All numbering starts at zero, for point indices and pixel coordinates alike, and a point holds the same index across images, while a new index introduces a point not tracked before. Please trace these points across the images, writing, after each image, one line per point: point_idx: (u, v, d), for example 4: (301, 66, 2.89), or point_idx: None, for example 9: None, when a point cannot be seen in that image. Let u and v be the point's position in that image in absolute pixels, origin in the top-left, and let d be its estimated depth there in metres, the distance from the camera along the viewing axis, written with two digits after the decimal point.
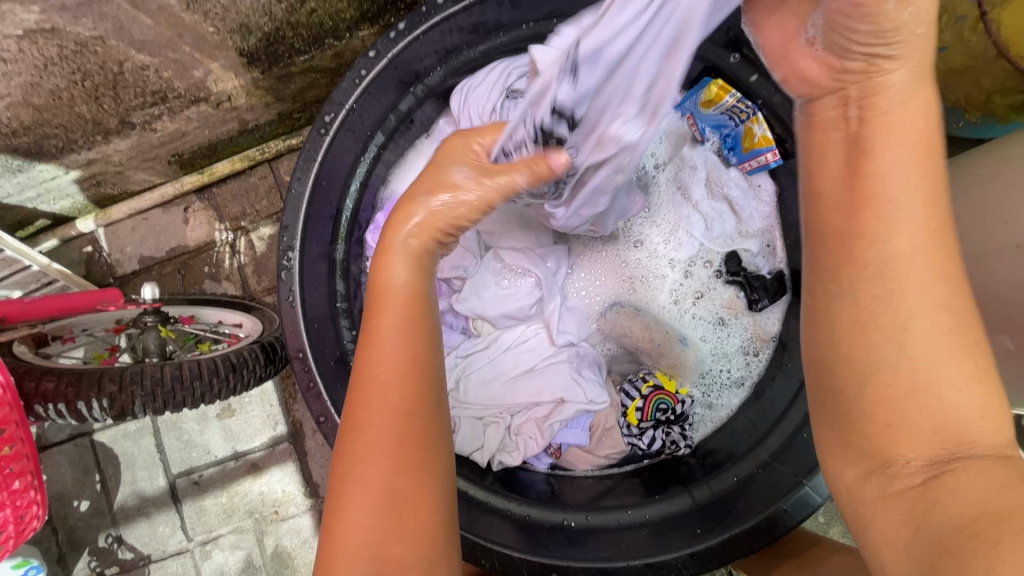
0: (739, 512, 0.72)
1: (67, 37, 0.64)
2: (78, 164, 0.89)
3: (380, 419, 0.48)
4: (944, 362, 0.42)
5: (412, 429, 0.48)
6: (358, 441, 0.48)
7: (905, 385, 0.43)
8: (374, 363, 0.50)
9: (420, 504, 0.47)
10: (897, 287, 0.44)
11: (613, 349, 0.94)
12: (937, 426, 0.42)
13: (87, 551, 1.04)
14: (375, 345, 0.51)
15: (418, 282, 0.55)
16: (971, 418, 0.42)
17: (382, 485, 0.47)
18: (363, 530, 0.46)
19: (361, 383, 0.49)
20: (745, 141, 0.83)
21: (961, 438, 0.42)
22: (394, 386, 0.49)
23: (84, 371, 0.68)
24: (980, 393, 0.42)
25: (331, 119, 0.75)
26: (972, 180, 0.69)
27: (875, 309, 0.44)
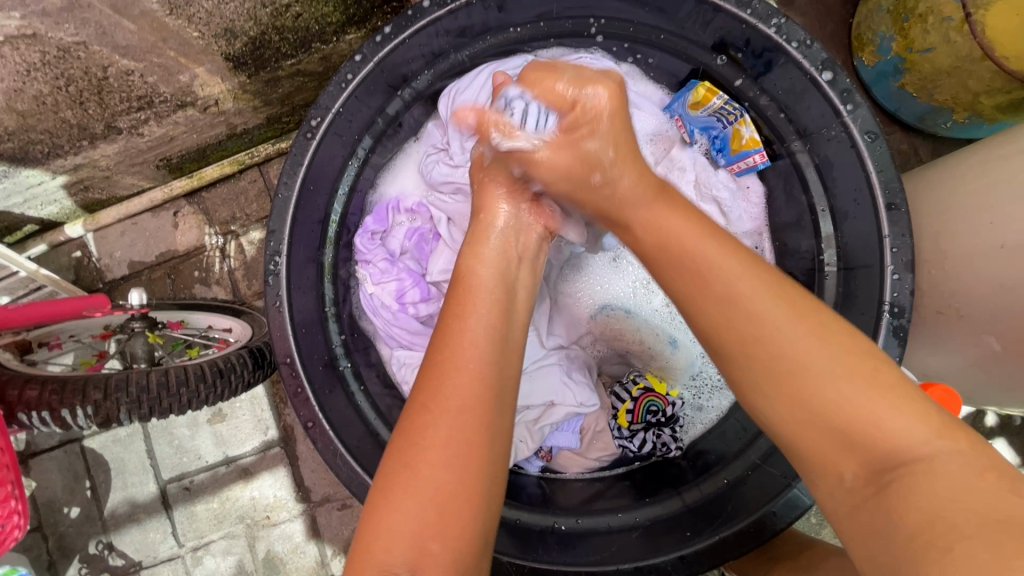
0: (730, 514, 0.72)
1: (49, 42, 0.63)
2: (65, 169, 0.88)
3: (442, 406, 0.50)
4: (850, 388, 0.45)
5: (474, 420, 0.50)
6: (415, 427, 0.50)
7: (797, 375, 0.46)
8: (456, 357, 0.53)
9: (466, 498, 0.47)
10: (702, 274, 0.52)
11: (603, 352, 0.94)
12: (835, 422, 0.45)
13: (78, 557, 1.03)
14: (452, 340, 0.54)
15: (500, 281, 0.61)
16: (880, 418, 0.43)
17: (433, 469, 0.47)
18: (410, 517, 0.46)
19: (433, 373, 0.52)
20: (733, 143, 0.82)
21: (886, 447, 0.43)
22: (464, 376, 0.52)
23: (69, 378, 0.67)
24: (887, 399, 0.44)
25: (316, 124, 0.75)
26: (957, 181, 0.69)
27: (740, 300, 0.50)
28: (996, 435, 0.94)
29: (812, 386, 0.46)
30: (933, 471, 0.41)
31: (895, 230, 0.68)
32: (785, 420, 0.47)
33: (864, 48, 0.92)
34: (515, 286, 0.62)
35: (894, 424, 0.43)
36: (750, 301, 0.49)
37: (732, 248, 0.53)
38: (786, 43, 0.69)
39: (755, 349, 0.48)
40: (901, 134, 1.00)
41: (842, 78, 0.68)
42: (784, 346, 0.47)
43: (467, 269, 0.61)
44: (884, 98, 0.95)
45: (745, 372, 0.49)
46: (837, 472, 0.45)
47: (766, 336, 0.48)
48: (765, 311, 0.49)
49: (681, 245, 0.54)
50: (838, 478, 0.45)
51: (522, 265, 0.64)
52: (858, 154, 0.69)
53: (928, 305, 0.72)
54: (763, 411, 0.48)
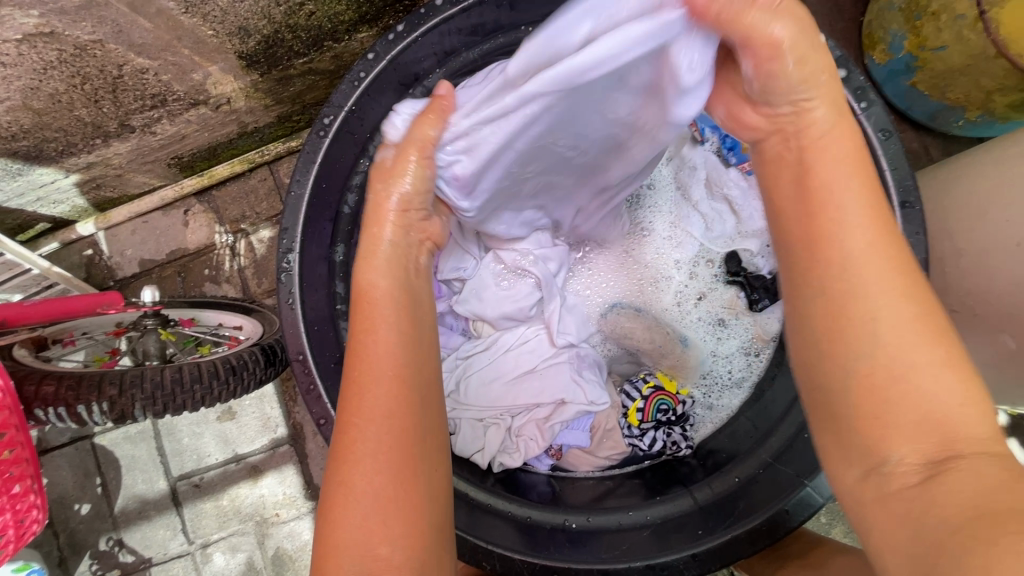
0: (742, 513, 0.72)
1: (66, 40, 0.64)
2: (78, 167, 0.89)
3: (364, 422, 0.50)
4: (953, 386, 0.42)
5: (398, 426, 0.50)
6: (343, 441, 0.50)
7: (886, 346, 0.43)
8: (359, 369, 0.53)
9: (409, 502, 0.49)
10: (835, 234, 0.46)
11: (614, 350, 0.94)
12: (907, 398, 0.42)
13: (89, 554, 1.04)
14: (361, 350, 0.53)
15: (396, 287, 0.58)
16: (963, 418, 0.41)
17: (370, 483, 0.49)
18: (351, 529, 0.48)
19: (349, 390, 0.52)
20: (744, 141, 0.83)
21: (955, 432, 0.41)
22: (379, 385, 0.51)
23: (84, 374, 0.68)
24: (968, 395, 0.41)
25: (329, 122, 0.75)
26: (973, 179, 0.68)
27: (855, 261, 0.45)
28: (1008, 435, 0.94)
29: (902, 356, 0.43)
30: (977, 467, 0.39)
31: (909, 228, 0.68)
32: (860, 376, 0.44)
33: (876, 46, 0.92)
34: (408, 283, 0.60)
35: (967, 420, 0.41)
36: (867, 275, 0.45)
37: (882, 213, 0.47)
38: None
39: (848, 319, 0.44)
40: (912, 133, 0.99)
41: (857, 75, 0.67)
42: (885, 328, 0.43)
43: (366, 283, 0.58)
44: (895, 97, 0.94)
45: (827, 336, 0.46)
46: (886, 457, 0.43)
47: (867, 289, 0.44)
48: (876, 286, 0.44)
49: (828, 199, 0.48)
50: (882, 461, 0.43)
51: (419, 276, 0.62)
52: (873, 151, 0.68)
53: (942, 303, 0.71)
54: (842, 365, 0.45)
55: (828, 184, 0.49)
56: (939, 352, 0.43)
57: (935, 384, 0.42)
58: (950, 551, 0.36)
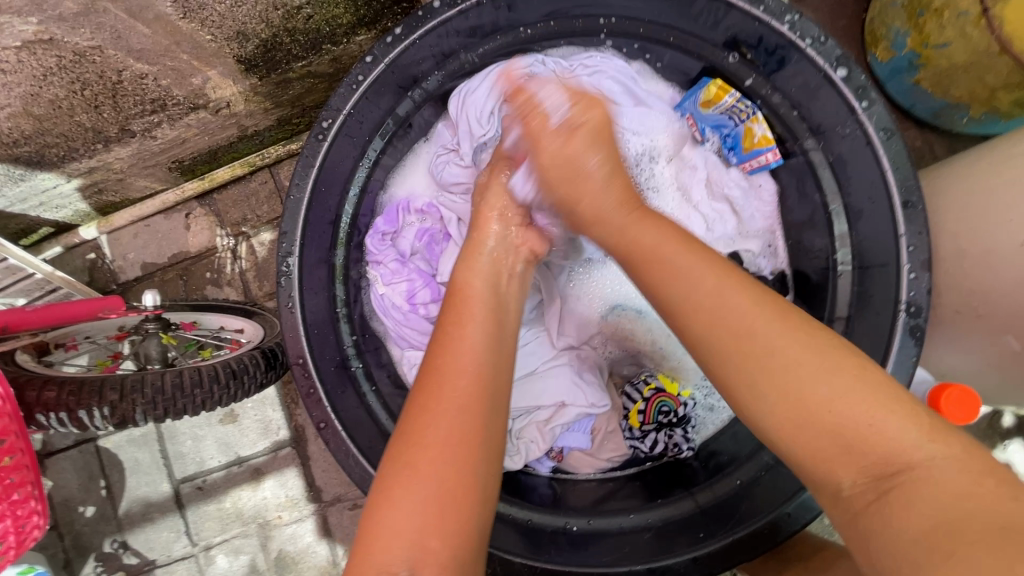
0: (744, 516, 0.72)
1: (65, 47, 0.64)
2: (80, 172, 0.89)
3: (441, 408, 0.51)
4: (881, 411, 0.45)
5: (471, 418, 0.51)
6: (416, 425, 0.51)
7: (794, 390, 0.47)
8: (443, 358, 0.55)
9: (465, 498, 0.48)
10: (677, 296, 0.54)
11: (615, 352, 0.93)
12: (834, 424, 0.46)
13: (93, 556, 1.04)
14: (451, 342, 0.56)
15: (494, 294, 0.64)
16: (892, 430, 0.45)
17: (434, 467, 0.49)
18: (409, 515, 0.47)
19: (431, 377, 0.54)
20: (745, 141, 0.82)
21: (885, 450, 0.44)
22: (464, 377, 0.53)
23: (85, 379, 0.68)
24: (875, 400, 0.45)
25: (328, 125, 0.75)
26: (976, 178, 0.68)
27: (733, 325, 0.50)
28: (1013, 436, 0.93)
29: (804, 395, 0.47)
30: (933, 476, 0.42)
31: (911, 228, 0.67)
32: (783, 432, 0.48)
33: (878, 43, 0.91)
34: (505, 297, 0.65)
35: (889, 427, 0.45)
36: (749, 320, 0.50)
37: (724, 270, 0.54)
38: (799, 39, 0.68)
39: (757, 374, 0.48)
40: (915, 131, 0.98)
41: (858, 74, 0.67)
42: (788, 364, 0.48)
43: (462, 281, 0.65)
44: (898, 94, 0.93)
45: (745, 389, 0.49)
46: (837, 482, 0.46)
47: (762, 360, 0.48)
48: (759, 326, 0.50)
49: (663, 261, 0.57)
50: (837, 487, 0.47)
51: (512, 281, 0.68)
52: (874, 151, 0.68)
53: (945, 304, 0.71)
54: (753, 411, 0.49)
55: (659, 246, 0.58)
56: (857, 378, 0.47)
57: (860, 411, 0.45)
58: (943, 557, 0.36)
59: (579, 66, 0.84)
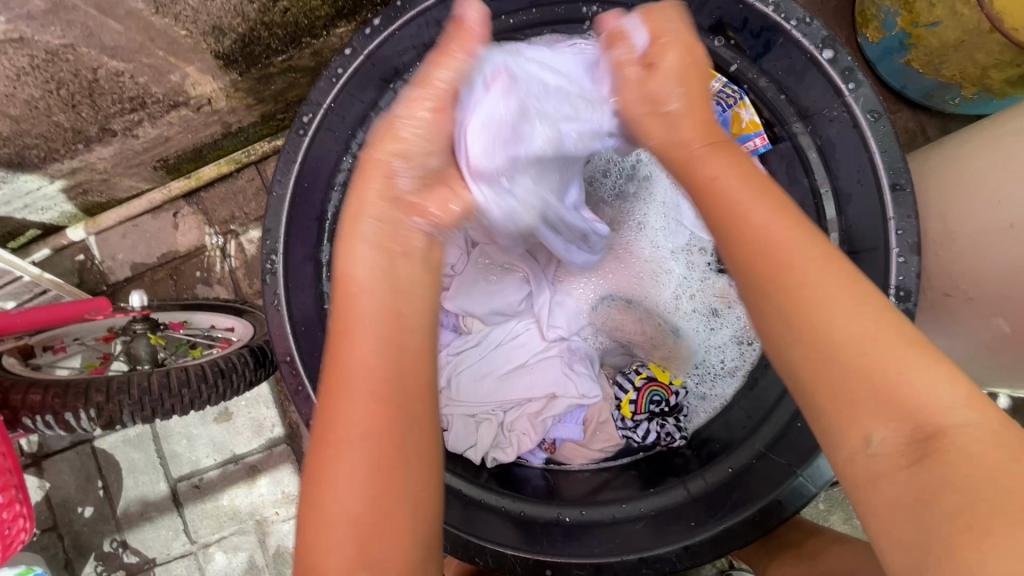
0: (736, 502, 0.71)
1: (37, 46, 0.63)
2: (62, 173, 0.89)
3: (347, 413, 0.46)
4: (950, 391, 0.40)
5: (386, 425, 0.46)
6: (324, 439, 0.46)
7: (815, 320, 0.43)
8: (344, 358, 0.48)
9: (394, 509, 0.45)
10: (746, 225, 0.48)
11: (605, 342, 0.93)
12: (855, 370, 0.42)
13: (93, 556, 1.05)
14: (344, 338, 0.48)
15: (386, 262, 0.50)
16: (941, 400, 0.40)
17: (352, 481, 0.45)
18: (339, 532, 0.45)
19: (334, 382, 0.47)
20: (733, 126, 0.78)
21: (929, 417, 0.39)
22: (362, 384, 0.46)
23: (70, 382, 0.68)
24: (950, 381, 0.40)
25: (309, 119, 0.74)
26: (965, 158, 0.67)
27: (777, 246, 0.46)
28: (1007, 418, 0.92)
29: (827, 330, 0.43)
30: (971, 451, 0.38)
31: (900, 212, 0.66)
32: (811, 380, 0.44)
33: (869, 23, 0.89)
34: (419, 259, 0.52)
35: (921, 384, 0.40)
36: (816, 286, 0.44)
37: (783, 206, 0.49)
38: (784, 21, 0.67)
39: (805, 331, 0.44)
40: (907, 113, 0.97)
41: (844, 56, 0.65)
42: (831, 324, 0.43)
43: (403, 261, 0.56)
44: (889, 75, 0.92)
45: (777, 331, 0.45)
46: (867, 436, 0.41)
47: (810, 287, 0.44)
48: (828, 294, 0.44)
49: (718, 202, 0.50)
50: (864, 441, 0.41)
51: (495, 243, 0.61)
52: (862, 135, 0.67)
53: (934, 288, 0.70)
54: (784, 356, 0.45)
55: (720, 178, 0.51)
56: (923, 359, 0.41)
57: (931, 387, 0.40)
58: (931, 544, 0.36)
59: None
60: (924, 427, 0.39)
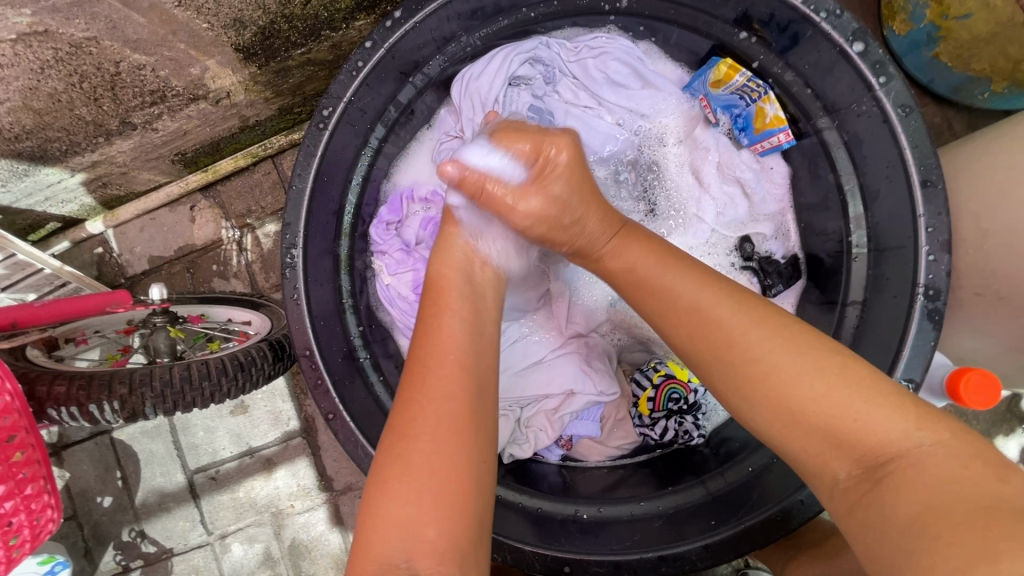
0: (756, 503, 0.71)
1: (61, 38, 0.63)
2: (83, 167, 0.89)
3: (430, 399, 0.52)
4: (891, 416, 0.46)
5: (459, 411, 0.51)
6: (406, 419, 0.51)
7: (773, 383, 0.50)
8: (426, 352, 0.55)
9: (456, 490, 0.48)
10: (711, 324, 0.54)
11: (623, 339, 0.93)
12: (815, 424, 0.48)
13: (112, 545, 1.06)
14: (432, 333, 0.57)
15: (469, 281, 0.63)
16: (877, 423, 0.46)
17: (424, 458, 0.49)
18: (402, 506, 0.47)
19: (415, 372, 0.54)
20: (756, 121, 0.80)
21: (871, 442, 0.46)
22: (448, 373, 0.53)
23: (94, 374, 0.68)
24: (899, 410, 0.46)
25: (328, 114, 0.73)
26: (1000, 154, 0.65)
27: (728, 335, 0.53)
28: None
29: (792, 387, 0.49)
30: (919, 464, 0.44)
31: (930, 208, 0.65)
32: (769, 423, 0.50)
33: (895, 16, 0.87)
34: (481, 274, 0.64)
35: (876, 420, 0.46)
36: (776, 366, 0.50)
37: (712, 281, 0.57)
38: (813, 13, 0.65)
39: (754, 390, 0.51)
40: (933, 108, 0.95)
41: (875, 48, 0.64)
42: (788, 387, 0.49)
43: (437, 273, 0.63)
44: (916, 70, 0.89)
45: (722, 382, 0.53)
46: (834, 473, 0.48)
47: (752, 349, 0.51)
48: (759, 348, 0.51)
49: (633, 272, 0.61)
50: (833, 478, 0.48)
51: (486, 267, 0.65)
52: (892, 129, 0.65)
53: (964, 287, 0.69)
54: (748, 414, 0.52)
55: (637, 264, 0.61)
56: (867, 392, 0.47)
57: (878, 419, 0.46)
58: (915, 547, 0.40)
59: (585, 49, 0.84)
60: (873, 454, 0.46)
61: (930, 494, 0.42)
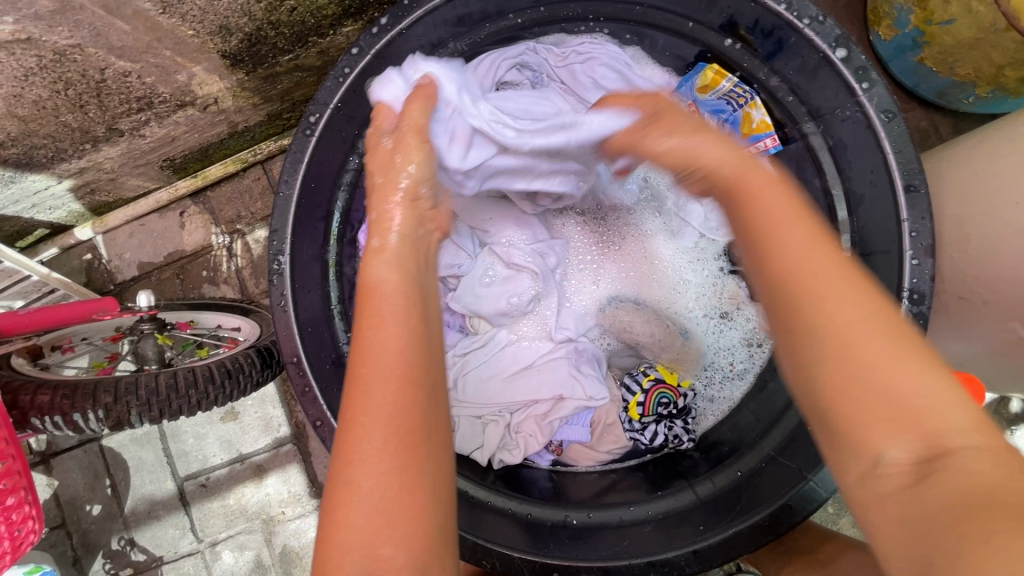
0: (744, 507, 0.71)
1: (45, 46, 0.63)
2: (70, 173, 0.89)
3: (372, 413, 0.45)
4: (955, 415, 0.39)
5: (405, 422, 0.45)
6: (347, 439, 0.45)
7: (839, 339, 0.41)
8: (363, 360, 0.47)
9: (411, 507, 0.44)
10: (795, 272, 0.42)
11: (613, 344, 0.93)
12: (875, 386, 0.39)
13: (101, 554, 1.06)
14: (368, 338, 0.48)
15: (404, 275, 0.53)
16: (939, 413, 0.39)
17: (370, 481, 0.44)
18: (354, 528, 0.43)
19: (356, 379, 0.47)
20: (744, 126, 0.79)
21: (936, 429, 0.38)
22: (390, 381, 0.46)
23: (79, 383, 0.68)
24: (972, 417, 0.39)
25: (315, 120, 0.73)
26: (982, 159, 0.66)
27: (809, 271, 0.42)
28: (1020, 422, 0.91)
29: (861, 354, 0.40)
30: (973, 466, 0.36)
31: (913, 213, 0.65)
32: (831, 389, 0.41)
33: (881, 21, 0.88)
34: (421, 261, 0.55)
35: (940, 405, 0.39)
36: (846, 319, 0.41)
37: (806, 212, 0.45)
38: (797, 19, 0.65)
39: (815, 337, 0.41)
40: (919, 112, 0.96)
41: (858, 55, 0.64)
42: (860, 352, 0.40)
43: (372, 271, 0.53)
44: (902, 74, 0.91)
45: (782, 314, 0.43)
46: (878, 455, 0.39)
47: (825, 293, 0.42)
48: (833, 293, 0.42)
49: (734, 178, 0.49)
50: (874, 462, 0.39)
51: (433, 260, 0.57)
52: (875, 135, 0.66)
53: (949, 291, 0.69)
54: (810, 381, 0.42)
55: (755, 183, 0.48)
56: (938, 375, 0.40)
57: (939, 406, 0.39)
58: (947, 548, 0.34)
59: (573, 54, 0.83)
60: (930, 442, 0.38)
61: (985, 497, 0.34)
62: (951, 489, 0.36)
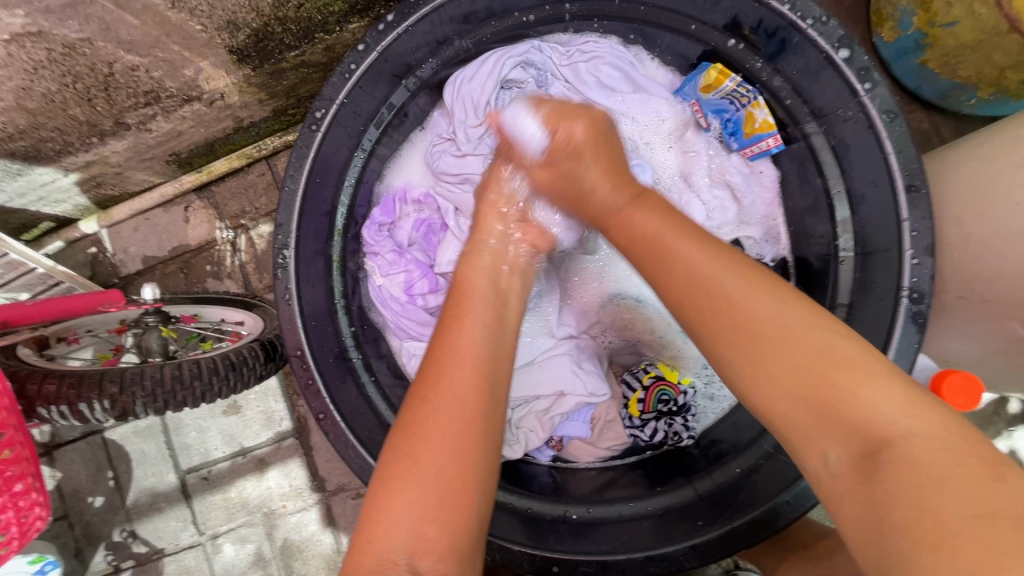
0: (743, 503, 0.71)
1: (54, 39, 0.63)
2: (77, 166, 0.89)
3: (442, 398, 0.52)
4: (898, 407, 0.44)
5: (474, 410, 0.52)
6: (418, 417, 0.51)
7: (771, 350, 0.49)
8: (445, 351, 0.55)
9: (462, 490, 0.49)
10: (721, 306, 0.52)
11: (614, 342, 0.93)
12: (805, 389, 0.47)
13: (103, 545, 1.06)
14: (451, 335, 0.57)
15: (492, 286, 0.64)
16: (875, 401, 0.44)
17: (431, 458, 0.49)
18: (408, 505, 0.47)
19: (432, 368, 0.54)
20: (746, 126, 0.81)
21: (871, 423, 0.44)
22: (467, 372, 0.54)
23: (85, 373, 0.69)
24: (923, 408, 0.44)
25: (321, 115, 0.74)
26: (982, 161, 0.66)
27: (730, 299, 0.51)
28: (1019, 422, 0.92)
29: (792, 361, 0.48)
30: (917, 453, 0.41)
31: (914, 213, 0.66)
32: (777, 394, 0.48)
33: (884, 23, 0.88)
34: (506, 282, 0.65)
35: (873, 397, 0.44)
36: (775, 335, 0.49)
37: (719, 246, 0.56)
38: (801, 19, 0.66)
39: (748, 352, 0.50)
40: (920, 114, 0.97)
41: (860, 56, 0.65)
42: (791, 358, 0.48)
43: (462, 277, 0.64)
44: (905, 76, 0.91)
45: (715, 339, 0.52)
46: (824, 454, 0.46)
47: (748, 316, 0.50)
48: (760, 314, 0.50)
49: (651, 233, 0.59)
50: (823, 461, 0.46)
51: (511, 275, 0.67)
52: (877, 135, 0.66)
53: (948, 291, 0.70)
54: (747, 392, 0.51)
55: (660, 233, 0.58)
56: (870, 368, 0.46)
57: (874, 396, 0.44)
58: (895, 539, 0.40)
59: (576, 53, 0.85)
60: (868, 436, 0.44)
61: (931, 494, 0.39)
62: (901, 473, 0.41)
